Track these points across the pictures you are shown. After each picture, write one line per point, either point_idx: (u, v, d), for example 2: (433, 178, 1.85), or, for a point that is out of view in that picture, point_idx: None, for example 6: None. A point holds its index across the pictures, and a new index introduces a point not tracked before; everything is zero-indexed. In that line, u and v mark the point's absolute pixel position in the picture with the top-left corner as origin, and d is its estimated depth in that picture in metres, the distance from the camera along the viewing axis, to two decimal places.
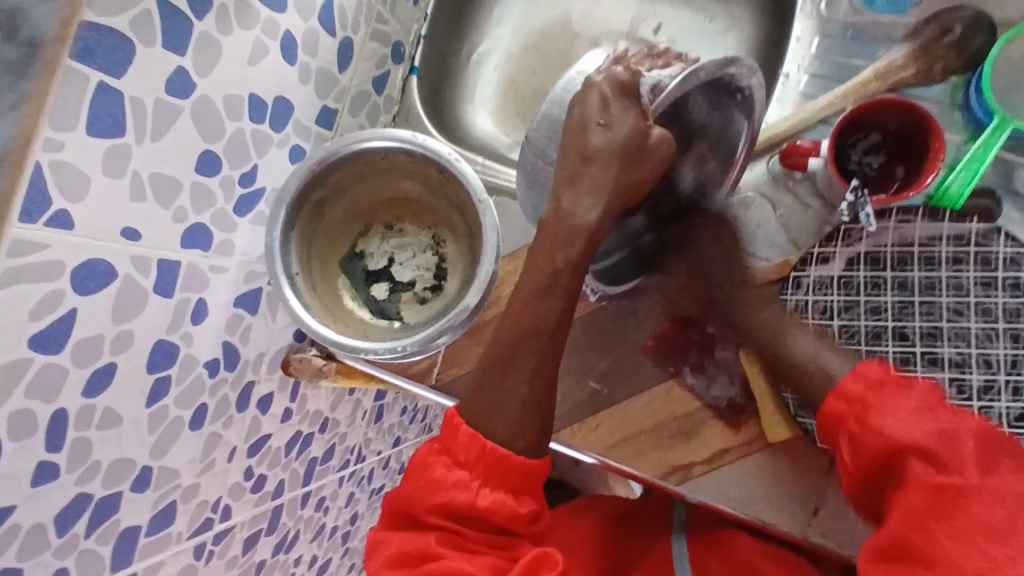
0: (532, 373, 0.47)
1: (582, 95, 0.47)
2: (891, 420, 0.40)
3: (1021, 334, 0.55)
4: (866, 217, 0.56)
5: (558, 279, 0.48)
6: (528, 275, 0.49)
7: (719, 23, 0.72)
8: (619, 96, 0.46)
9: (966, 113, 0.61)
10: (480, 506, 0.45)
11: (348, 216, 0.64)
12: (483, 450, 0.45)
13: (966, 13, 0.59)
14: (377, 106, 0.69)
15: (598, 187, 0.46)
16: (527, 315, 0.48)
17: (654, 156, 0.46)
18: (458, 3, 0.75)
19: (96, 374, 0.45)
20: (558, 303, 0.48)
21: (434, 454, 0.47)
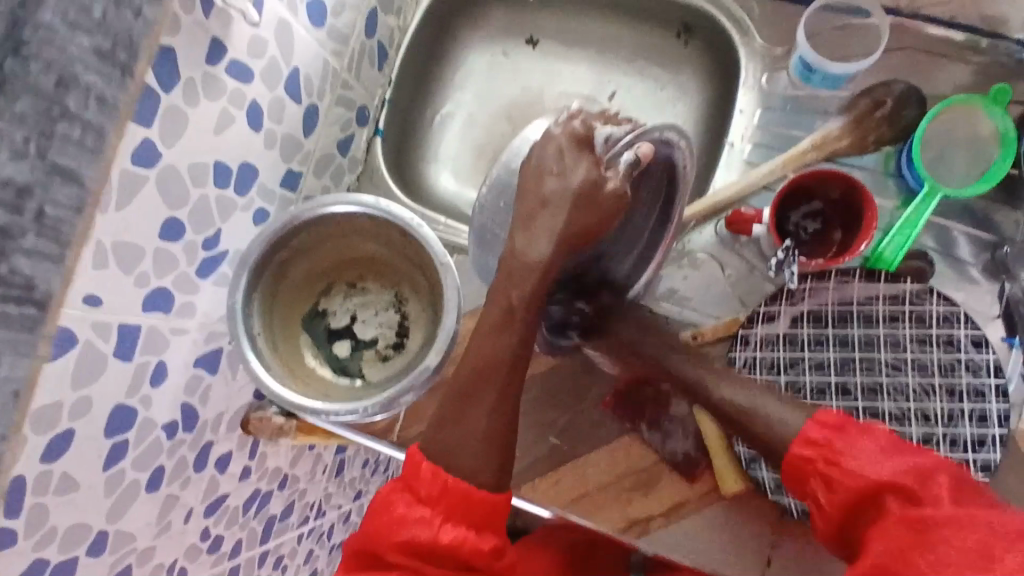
0: (494, 405, 0.49)
1: (541, 145, 0.49)
2: (858, 458, 0.43)
3: (956, 387, 0.59)
4: (792, 274, 0.61)
5: (513, 315, 0.50)
6: (486, 312, 0.51)
7: (669, 91, 0.76)
8: (574, 146, 0.48)
9: (898, 180, 0.65)
10: (443, 542, 0.44)
11: (312, 275, 0.65)
12: (447, 484, 0.45)
13: (898, 87, 0.63)
14: (342, 167, 0.71)
15: (549, 230, 0.48)
16: (485, 350, 0.50)
17: (606, 206, 0.48)
18: (422, 68, 0.78)
19: (54, 441, 0.44)
20: (514, 338, 0.50)
21: (397, 492, 0.47)
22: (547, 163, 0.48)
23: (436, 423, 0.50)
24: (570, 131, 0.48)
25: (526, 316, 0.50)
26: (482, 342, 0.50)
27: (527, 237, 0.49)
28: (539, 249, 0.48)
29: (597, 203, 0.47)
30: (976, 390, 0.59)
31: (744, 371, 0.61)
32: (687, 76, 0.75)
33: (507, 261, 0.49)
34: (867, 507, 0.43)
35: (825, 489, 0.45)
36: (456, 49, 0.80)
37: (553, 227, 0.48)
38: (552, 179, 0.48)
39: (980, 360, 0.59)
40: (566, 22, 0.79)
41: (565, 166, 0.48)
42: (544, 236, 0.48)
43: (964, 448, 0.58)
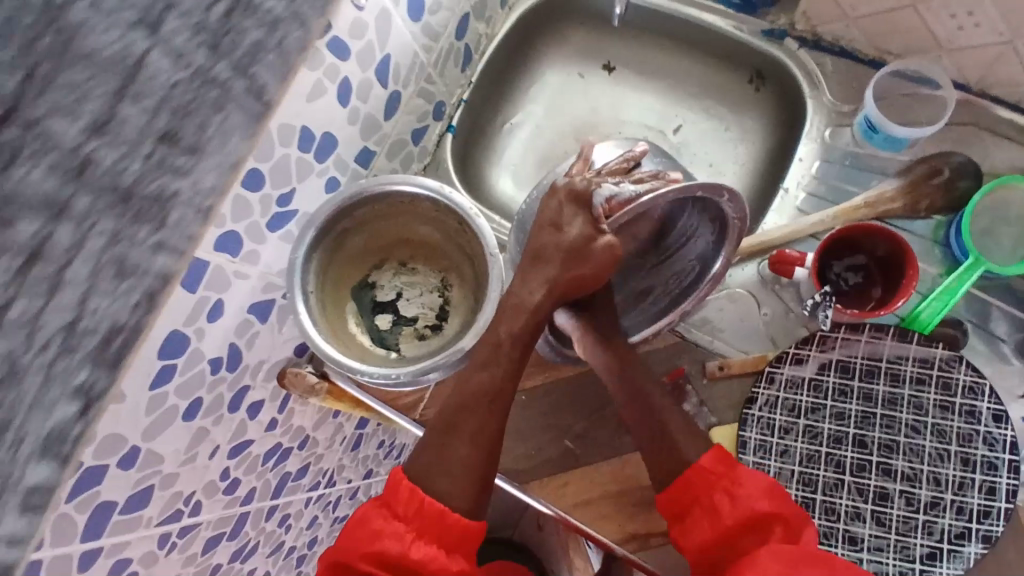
0: (472, 435, 0.56)
1: (548, 198, 0.60)
2: (752, 485, 0.52)
3: (971, 458, 0.59)
4: (824, 318, 0.63)
5: (499, 350, 0.59)
6: (477, 348, 0.59)
7: (733, 132, 0.79)
8: (573, 202, 0.59)
9: (946, 249, 0.66)
10: (412, 557, 0.50)
11: (368, 248, 0.69)
12: (421, 505, 0.51)
13: (958, 159, 0.65)
14: (412, 155, 0.75)
15: (542, 277, 0.59)
16: (470, 382, 0.58)
17: (596, 258, 0.58)
18: (501, 76, 0.82)
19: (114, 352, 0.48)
20: (500, 371, 0.58)
21: (374, 509, 0.52)
22: (546, 217, 0.59)
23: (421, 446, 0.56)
24: (570, 188, 0.59)
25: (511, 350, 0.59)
26: (473, 376, 0.58)
27: (521, 280, 0.60)
28: (533, 293, 0.59)
29: (584, 255, 0.58)
30: (990, 464, 0.59)
31: (763, 409, 0.62)
32: (753, 121, 0.78)
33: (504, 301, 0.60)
34: (757, 532, 0.50)
35: (712, 511, 0.53)
36: (536, 63, 0.84)
37: (546, 275, 0.59)
38: (548, 231, 0.59)
39: (998, 435, 0.59)
40: (645, 53, 0.82)
41: (562, 220, 0.59)
42: (539, 282, 0.59)
43: (969, 517, 0.58)
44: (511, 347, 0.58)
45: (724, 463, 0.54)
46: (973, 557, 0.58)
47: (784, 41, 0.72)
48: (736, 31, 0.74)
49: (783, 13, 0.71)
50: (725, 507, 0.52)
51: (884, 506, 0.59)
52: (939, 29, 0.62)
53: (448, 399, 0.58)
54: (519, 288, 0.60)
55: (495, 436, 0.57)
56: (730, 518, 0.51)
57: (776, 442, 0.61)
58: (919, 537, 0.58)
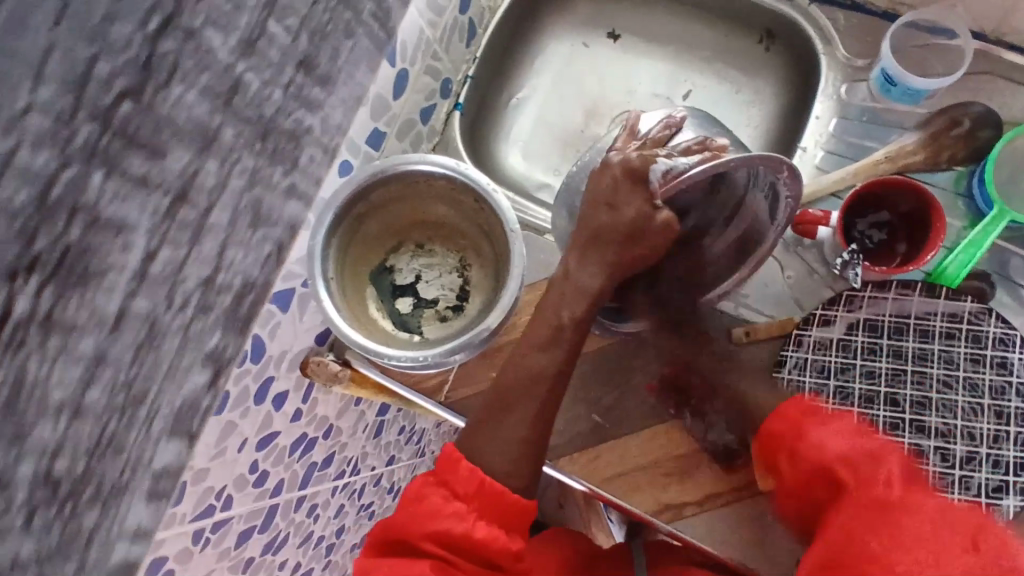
0: (533, 416, 0.54)
1: (600, 172, 0.56)
2: (820, 435, 0.48)
3: (1004, 411, 0.59)
4: (855, 276, 0.62)
5: (561, 331, 0.56)
6: (536, 326, 0.57)
7: (745, 95, 0.77)
8: (628, 179, 0.54)
9: (968, 201, 0.65)
10: (476, 536, 0.50)
11: (384, 232, 0.68)
12: (482, 484, 0.51)
13: (977, 109, 0.64)
14: (421, 135, 0.73)
15: (602, 260, 0.55)
16: (529, 361, 0.56)
17: (655, 237, 0.54)
18: (506, 51, 0.81)
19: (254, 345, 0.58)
20: (559, 355, 0.56)
21: (431, 486, 0.52)
22: (601, 195, 0.55)
23: (477, 425, 0.56)
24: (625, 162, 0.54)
25: (573, 333, 0.56)
26: (536, 357, 0.56)
27: (579, 259, 0.56)
28: (592, 278, 0.56)
29: (644, 234, 0.54)
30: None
31: (793, 371, 0.62)
32: (764, 82, 0.76)
33: (562, 281, 0.57)
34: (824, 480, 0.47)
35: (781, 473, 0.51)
36: (540, 36, 0.83)
37: (608, 259, 0.55)
38: (604, 211, 0.55)
39: None
40: (650, 19, 0.81)
41: (618, 199, 0.54)
42: (599, 267, 0.55)
43: (1005, 470, 0.58)
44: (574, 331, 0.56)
45: (795, 425, 0.50)
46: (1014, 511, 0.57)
47: None
48: None
49: None
50: (788, 468, 0.50)
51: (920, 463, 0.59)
52: None
53: (505, 375, 0.56)
54: (577, 268, 0.56)
55: (546, 429, 0.55)
56: (792, 477, 0.49)
57: None
58: (957, 493, 0.58)
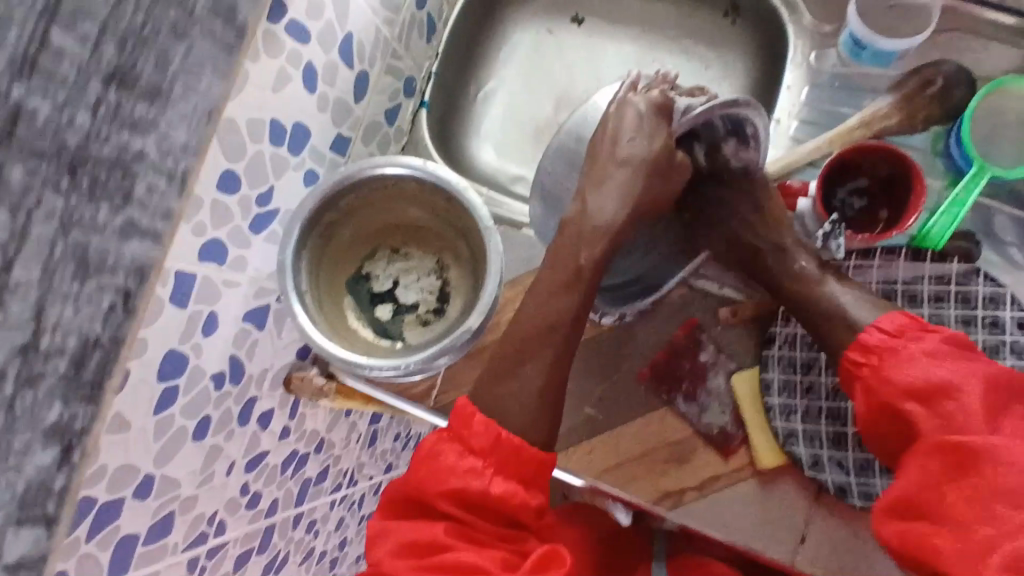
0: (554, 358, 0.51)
1: (616, 114, 0.54)
2: (910, 366, 0.48)
3: (1000, 370, 0.58)
4: (837, 246, 0.60)
5: (580, 276, 0.53)
6: (547, 274, 0.53)
7: (714, 70, 0.76)
8: (653, 114, 0.54)
9: (947, 160, 0.64)
10: (493, 494, 0.44)
11: (357, 239, 0.66)
12: (498, 438, 0.45)
13: (948, 68, 0.62)
14: (388, 137, 0.72)
15: (619, 193, 0.53)
16: (548, 308, 0.52)
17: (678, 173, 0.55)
18: (469, 45, 0.79)
19: (163, 363, 0.50)
20: (576, 300, 0.53)
21: (444, 442, 0.46)
22: (624, 128, 0.53)
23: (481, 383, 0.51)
24: (648, 99, 0.54)
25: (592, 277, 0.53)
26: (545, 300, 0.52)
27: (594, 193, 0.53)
28: (608, 212, 0.53)
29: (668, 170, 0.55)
30: None
31: (783, 347, 0.62)
32: (732, 56, 0.75)
33: (578, 220, 0.54)
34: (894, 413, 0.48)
35: (898, 433, 0.49)
36: (502, 25, 0.81)
37: (621, 189, 0.53)
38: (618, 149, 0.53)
39: None
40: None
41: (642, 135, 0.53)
42: (618, 197, 0.53)
43: None
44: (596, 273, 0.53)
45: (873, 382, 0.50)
46: None
47: None
48: None
49: None
50: (890, 436, 0.49)
51: None
52: None
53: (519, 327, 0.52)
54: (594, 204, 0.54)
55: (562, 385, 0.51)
56: (889, 465, 0.47)
57: (800, 380, 0.60)
58: None
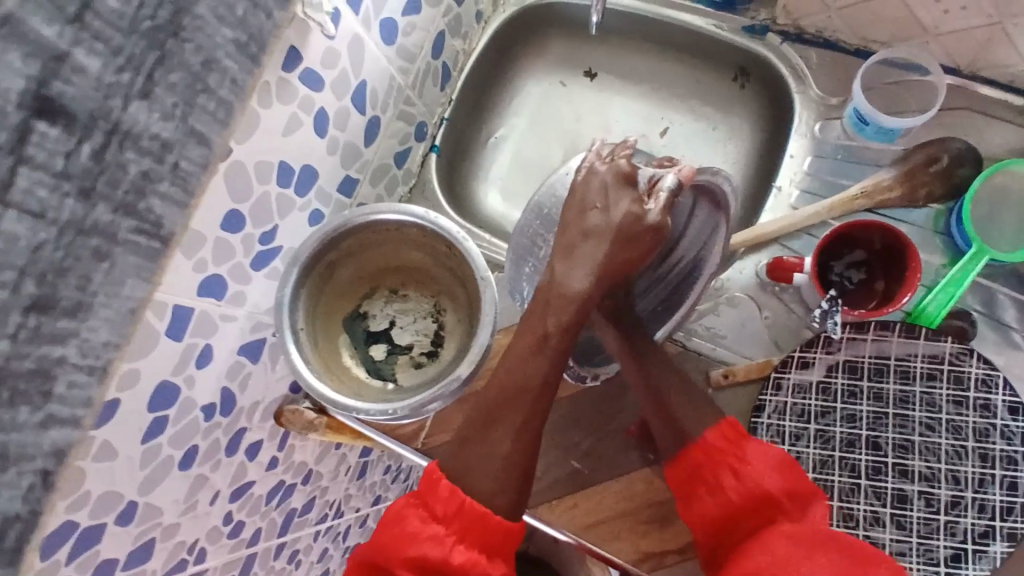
0: (517, 428, 0.50)
1: (585, 179, 0.54)
2: (762, 461, 0.49)
3: (990, 453, 0.58)
4: (834, 325, 0.60)
5: (547, 341, 0.53)
6: (518, 340, 0.54)
7: (721, 131, 0.77)
8: (619, 184, 0.53)
9: (947, 239, 0.64)
10: (453, 563, 0.46)
11: (356, 279, 0.67)
12: (462, 505, 0.47)
13: (956, 145, 0.63)
14: (396, 178, 0.73)
15: (588, 259, 0.53)
16: (518, 372, 0.52)
17: (646, 241, 0.53)
18: (482, 93, 0.81)
19: (159, 393, 0.52)
20: (546, 363, 0.52)
21: (411, 508, 0.48)
22: (590, 197, 0.53)
23: (459, 441, 0.51)
24: (615, 168, 0.54)
25: (559, 343, 0.53)
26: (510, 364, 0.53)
27: (566, 264, 0.53)
28: (576, 280, 0.52)
29: (638, 236, 0.52)
30: (1010, 459, 0.57)
31: (773, 416, 0.60)
32: (739, 118, 0.76)
33: (546, 288, 0.54)
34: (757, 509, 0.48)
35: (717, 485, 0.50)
36: (516, 75, 0.82)
37: (592, 257, 0.52)
38: (592, 214, 0.53)
39: (1015, 428, 0.58)
40: (625, 57, 0.81)
41: (608, 202, 0.53)
42: (587, 267, 0.52)
43: (992, 515, 0.56)
44: (560, 339, 0.52)
45: (732, 437, 0.51)
46: (1000, 556, 0.56)
47: (767, 36, 0.70)
48: (716, 29, 0.73)
49: (763, 8, 0.70)
50: (729, 484, 0.49)
51: (903, 508, 0.58)
52: (924, 13, 0.59)
53: (488, 392, 0.53)
54: (563, 272, 0.53)
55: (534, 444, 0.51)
56: (735, 494, 0.49)
57: (788, 450, 0.60)
58: (942, 539, 0.57)
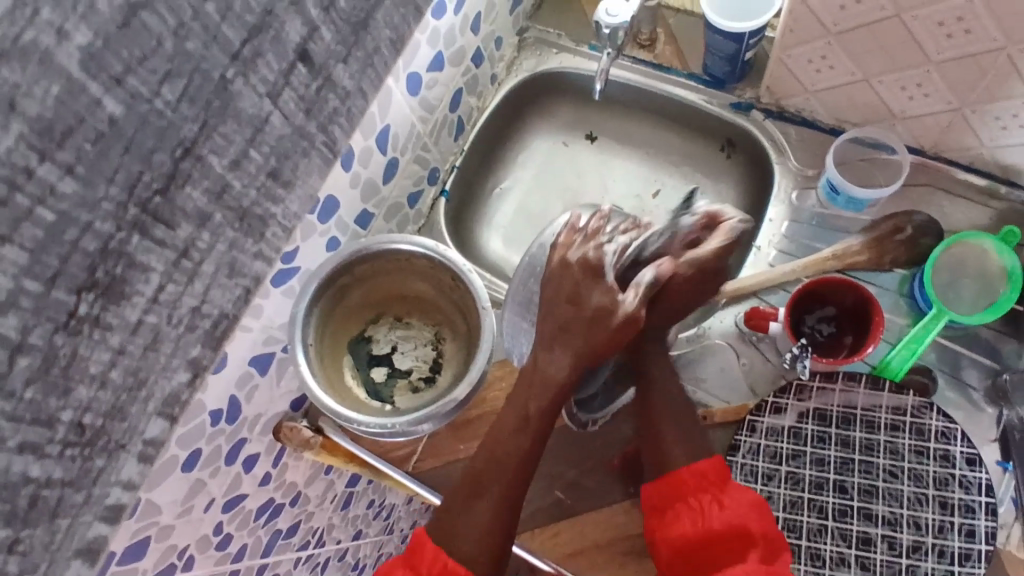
0: (497, 500, 0.55)
1: (560, 274, 0.58)
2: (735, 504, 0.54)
3: (948, 501, 0.62)
4: (804, 368, 0.65)
5: (529, 421, 0.57)
6: (505, 416, 0.59)
7: (708, 196, 0.84)
8: (589, 276, 0.57)
9: (911, 301, 0.70)
10: None
11: (365, 304, 0.72)
12: (443, 568, 0.51)
13: (919, 218, 0.69)
14: (407, 217, 0.79)
15: (567, 347, 0.56)
16: (500, 448, 0.57)
17: (619, 330, 0.56)
18: (492, 147, 0.88)
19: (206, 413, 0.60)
20: (527, 440, 0.57)
21: (398, 567, 0.53)
22: (563, 291, 0.57)
23: (444, 508, 0.56)
24: (584, 260, 0.58)
25: (540, 422, 0.58)
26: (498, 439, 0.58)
27: (547, 353, 0.57)
28: (558, 367, 0.57)
29: (608, 325, 0.56)
30: (967, 507, 0.61)
31: (747, 456, 0.64)
32: (725, 184, 0.84)
33: (529, 371, 0.58)
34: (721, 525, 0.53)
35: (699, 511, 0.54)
36: (524, 133, 0.90)
37: (572, 347, 0.56)
38: (567, 306, 0.56)
39: (973, 478, 0.62)
40: (623, 124, 0.88)
41: (582, 295, 0.56)
42: (566, 355, 0.56)
43: (950, 559, 0.61)
44: (541, 419, 0.57)
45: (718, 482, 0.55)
46: None
47: (751, 112, 0.78)
48: (707, 104, 0.80)
49: (749, 88, 0.78)
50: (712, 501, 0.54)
51: (868, 550, 0.61)
52: (892, 100, 0.67)
53: (477, 458, 0.58)
54: (544, 358, 0.57)
55: (514, 512, 0.56)
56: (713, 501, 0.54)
57: (761, 489, 0.64)
58: None
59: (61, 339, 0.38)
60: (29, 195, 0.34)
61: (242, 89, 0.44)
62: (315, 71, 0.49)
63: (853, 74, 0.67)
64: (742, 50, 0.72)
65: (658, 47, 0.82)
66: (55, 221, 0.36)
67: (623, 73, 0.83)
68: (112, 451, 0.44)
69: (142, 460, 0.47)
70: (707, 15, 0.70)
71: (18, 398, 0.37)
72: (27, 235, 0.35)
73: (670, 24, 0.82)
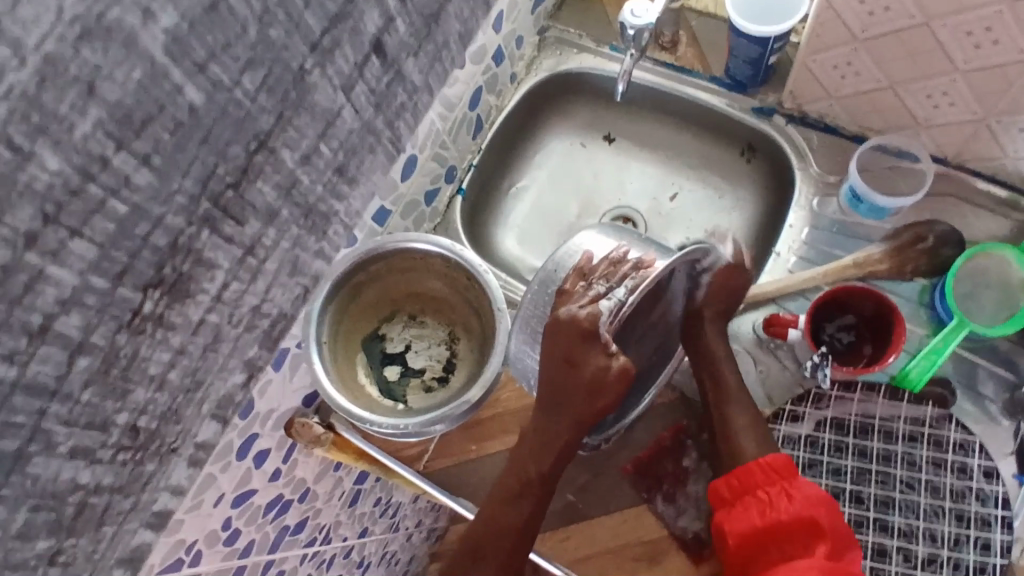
0: (499, 565, 0.59)
1: (565, 322, 0.54)
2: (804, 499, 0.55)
3: (965, 514, 0.61)
4: (825, 377, 0.64)
5: (531, 485, 0.60)
6: (504, 481, 0.60)
7: (726, 201, 0.84)
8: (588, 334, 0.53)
9: (931, 311, 0.69)
10: None
11: (380, 301, 0.71)
12: None
13: (941, 228, 0.68)
14: (423, 215, 0.78)
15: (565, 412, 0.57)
16: (502, 516, 0.60)
17: (613, 385, 0.54)
18: (509, 146, 0.87)
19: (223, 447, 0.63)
20: (528, 506, 0.60)
21: None
22: (559, 349, 0.55)
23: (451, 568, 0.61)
24: (582, 318, 0.54)
25: (541, 485, 0.60)
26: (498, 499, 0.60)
27: (546, 417, 0.58)
28: (558, 431, 0.58)
29: (605, 386, 0.54)
30: (984, 520, 0.61)
31: None
32: (744, 190, 0.83)
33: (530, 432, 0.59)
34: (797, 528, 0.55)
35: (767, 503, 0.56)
36: (541, 134, 0.89)
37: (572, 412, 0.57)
38: (566, 367, 0.55)
39: (989, 491, 0.61)
40: (642, 127, 0.88)
41: (581, 355, 0.54)
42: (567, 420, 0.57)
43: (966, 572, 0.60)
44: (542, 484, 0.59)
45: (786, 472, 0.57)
46: None
47: (773, 117, 0.77)
48: (728, 108, 0.79)
49: (771, 93, 0.77)
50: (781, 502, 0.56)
51: (882, 562, 0.61)
52: (916, 107, 0.66)
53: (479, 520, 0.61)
54: (544, 419, 0.58)
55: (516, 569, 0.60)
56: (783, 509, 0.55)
57: None
58: None
59: (124, 337, 0.38)
60: (105, 183, 0.33)
61: (315, 83, 0.44)
62: (382, 78, 0.51)
63: (878, 81, 0.66)
64: (766, 54, 0.71)
65: (680, 49, 0.81)
66: (128, 214, 0.35)
67: (644, 75, 0.82)
68: (161, 453, 0.45)
69: (191, 456, 0.48)
70: (732, 18, 0.69)
71: (75, 400, 0.36)
72: (97, 229, 0.34)
73: (693, 27, 0.81)
